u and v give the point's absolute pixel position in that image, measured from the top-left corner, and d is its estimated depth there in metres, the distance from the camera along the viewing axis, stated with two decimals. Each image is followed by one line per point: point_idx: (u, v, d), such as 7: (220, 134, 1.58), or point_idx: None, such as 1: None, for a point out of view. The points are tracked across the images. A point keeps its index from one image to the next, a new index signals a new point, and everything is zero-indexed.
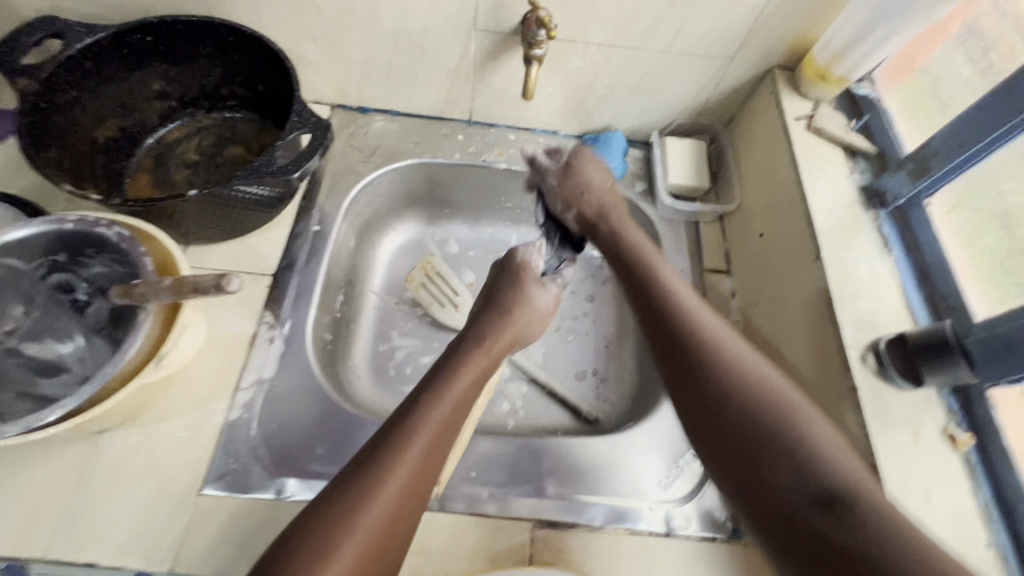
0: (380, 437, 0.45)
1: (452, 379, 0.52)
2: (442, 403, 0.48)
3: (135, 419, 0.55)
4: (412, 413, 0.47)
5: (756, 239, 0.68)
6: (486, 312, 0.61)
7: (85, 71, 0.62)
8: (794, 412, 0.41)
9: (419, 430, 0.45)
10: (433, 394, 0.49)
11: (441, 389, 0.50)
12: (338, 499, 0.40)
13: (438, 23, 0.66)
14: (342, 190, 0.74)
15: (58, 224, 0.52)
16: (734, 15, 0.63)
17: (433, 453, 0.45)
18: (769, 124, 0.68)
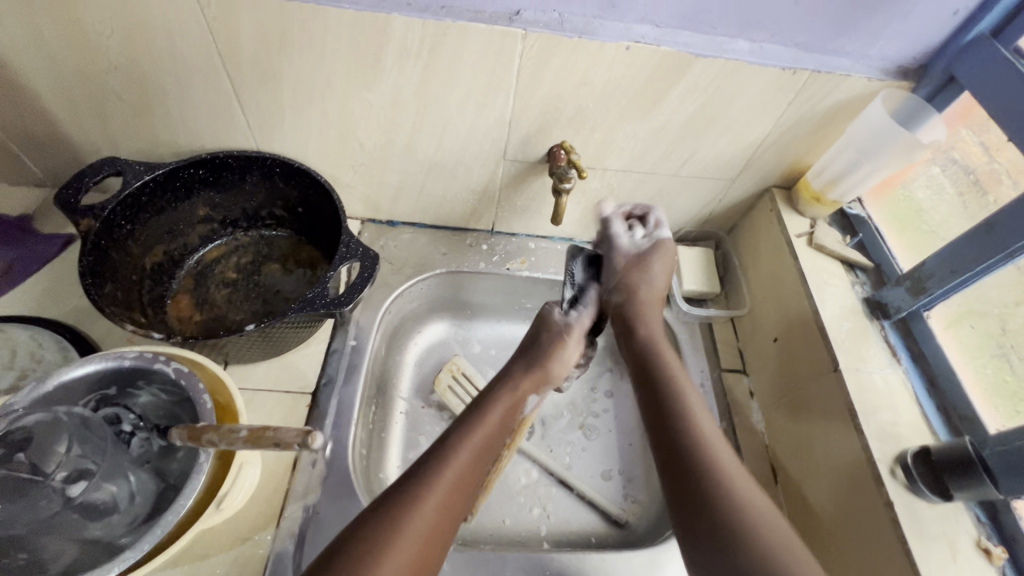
0: (403, 484, 0.51)
1: (474, 427, 0.57)
2: (460, 456, 0.54)
3: (178, 558, 0.54)
4: (432, 464, 0.52)
5: (770, 343, 0.73)
6: (505, 377, 0.66)
7: (139, 205, 0.66)
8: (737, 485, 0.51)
9: (434, 486, 0.50)
10: (453, 445, 0.54)
11: (462, 438, 0.55)
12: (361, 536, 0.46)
13: (470, 154, 0.72)
14: (375, 303, 0.77)
15: (116, 361, 0.54)
16: (737, 147, 0.70)
17: (444, 510, 0.50)
18: (773, 238, 0.75)
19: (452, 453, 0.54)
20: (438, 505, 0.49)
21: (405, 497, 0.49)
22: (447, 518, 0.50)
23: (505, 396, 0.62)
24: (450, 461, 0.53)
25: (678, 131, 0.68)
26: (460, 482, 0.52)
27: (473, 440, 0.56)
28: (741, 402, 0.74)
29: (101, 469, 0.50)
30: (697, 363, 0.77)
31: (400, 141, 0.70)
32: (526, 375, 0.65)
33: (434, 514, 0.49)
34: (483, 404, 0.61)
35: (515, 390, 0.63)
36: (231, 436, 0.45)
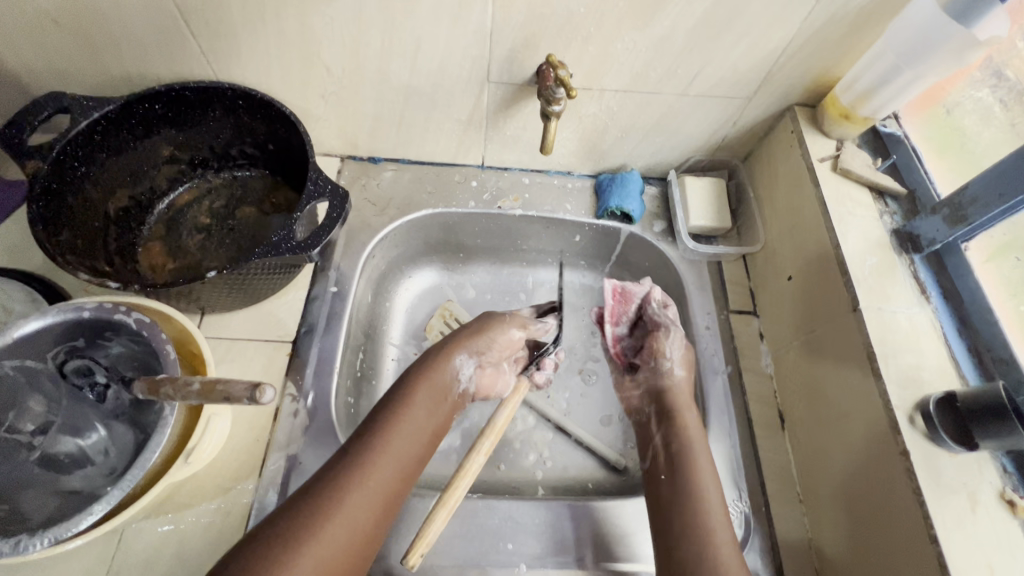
0: (334, 465, 0.48)
1: (407, 407, 0.54)
2: (392, 439, 0.51)
3: (160, 509, 0.54)
4: (366, 444, 0.50)
5: (785, 282, 0.66)
6: (429, 355, 0.61)
7: (93, 145, 0.61)
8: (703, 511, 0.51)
9: (368, 464, 0.48)
10: (385, 426, 0.52)
11: (395, 421, 0.53)
12: (296, 516, 0.44)
13: (450, 78, 0.64)
14: (357, 247, 0.73)
15: (75, 312, 0.51)
16: (755, 58, 0.61)
17: (379, 492, 0.48)
18: (793, 164, 0.67)
19: (379, 446, 0.50)
20: (359, 496, 0.47)
21: (321, 492, 0.46)
22: (373, 512, 0.47)
23: (424, 384, 0.57)
24: (371, 453, 0.49)
25: (686, 39, 0.59)
26: (387, 477, 0.49)
27: (395, 436, 0.52)
28: (750, 346, 0.69)
29: (61, 421, 0.51)
30: (703, 304, 0.71)
31: (371, 64, 0.63)
32: (445, 363, 0.60)
33: (358, 506, 0.46)
34: (397, 394, 0.56)
35: (437, 376, 0.58)
36: (186, 390, 0.43)
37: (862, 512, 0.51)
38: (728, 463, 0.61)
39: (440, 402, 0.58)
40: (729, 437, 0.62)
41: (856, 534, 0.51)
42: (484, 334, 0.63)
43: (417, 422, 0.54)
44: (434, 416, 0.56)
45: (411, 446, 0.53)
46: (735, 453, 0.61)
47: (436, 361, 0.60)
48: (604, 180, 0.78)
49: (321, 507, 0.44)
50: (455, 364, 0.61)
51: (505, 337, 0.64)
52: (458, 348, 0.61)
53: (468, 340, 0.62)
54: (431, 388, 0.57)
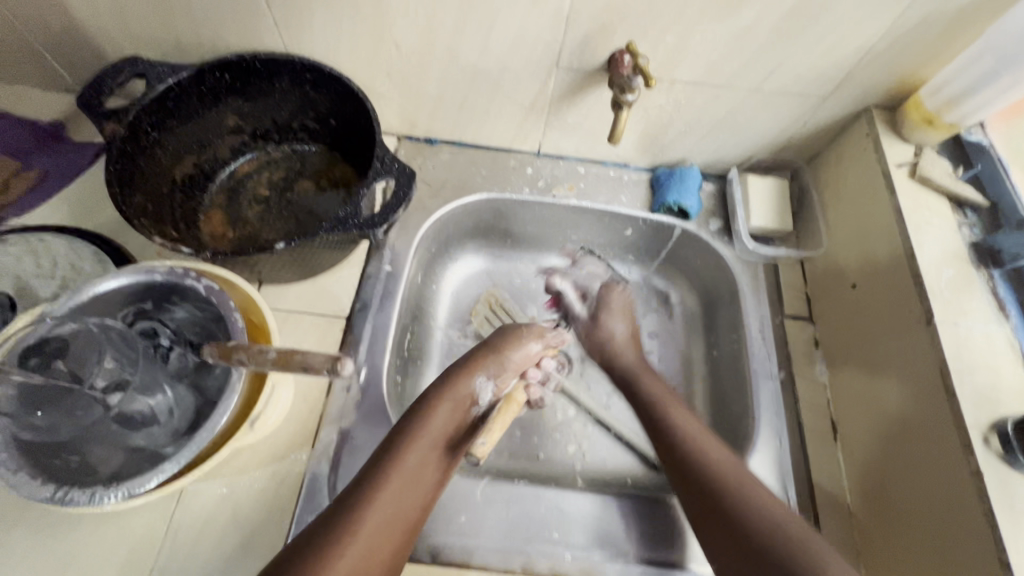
0: (349, 492, 0.47)
1: (425, 420, 0.53)
2: (409, 456, 0.50)
3: (218, 471, 0.55)
4: (380, 467, 0.49)
5: (847, 290, 0.65)
6: (444, 376, 0.59)
7: (166, 111, 0.61)
8: (738, 503, 0.49)
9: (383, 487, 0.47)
10: (401, 444, 0.51)
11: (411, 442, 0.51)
12: (312, 546, 0.42)
13: (518, 61, 0.63)
14: (412, 227, 0.73)
15: (148, 275, 0.52)
16: (838, 56, 0.59)
17: (395, 513, 0.47)
18: (866, 168, 0.65)
19: (387, 473, 0.48)
20: (372, 522, 0.45)
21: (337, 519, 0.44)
22: (389, 536, 0.45)
23: (442, 401, 0.55)
24: (381, 478, 0.48)
25: (768, 32, 0.57)
26: (398, 503, 0.47)
27: (407, 459, 0.50)
28: (805, 352, 0.67)
29: (137, 381, 0.49)
30: (758, 307, 0.70)
31: (441, 43, 0.62)
32: (458, 384, 0.58)
33: (373, 534, 0.44)
34: (416, 409, 0.54)
35: (452, 397, 0.56)
36: (261, 358, 0.44)
37: (925, 529, 0.50)
38: (780, 470, 0.60)
39: (455, 415, 0.55)
40: (781, 444, 0.61)
41: (916, 552, 0.50)
42: (502, 356, 0.62)
43: (428, 445, 0.52)
44: (452, 432, 0.54)
45: (423, 463, 0.50)
46: (786, 461, 0.60)
47: (449, 379, 0.58)
48: (661, 174, 0.77)
49: (332, 541, 0.42)
50: (473, 388, 0.59)
51: (522, 351, 0.64)
52: (472, 367, 0.60)
53: (481, 360, 0.61)
54: (448, 406, 0.55)
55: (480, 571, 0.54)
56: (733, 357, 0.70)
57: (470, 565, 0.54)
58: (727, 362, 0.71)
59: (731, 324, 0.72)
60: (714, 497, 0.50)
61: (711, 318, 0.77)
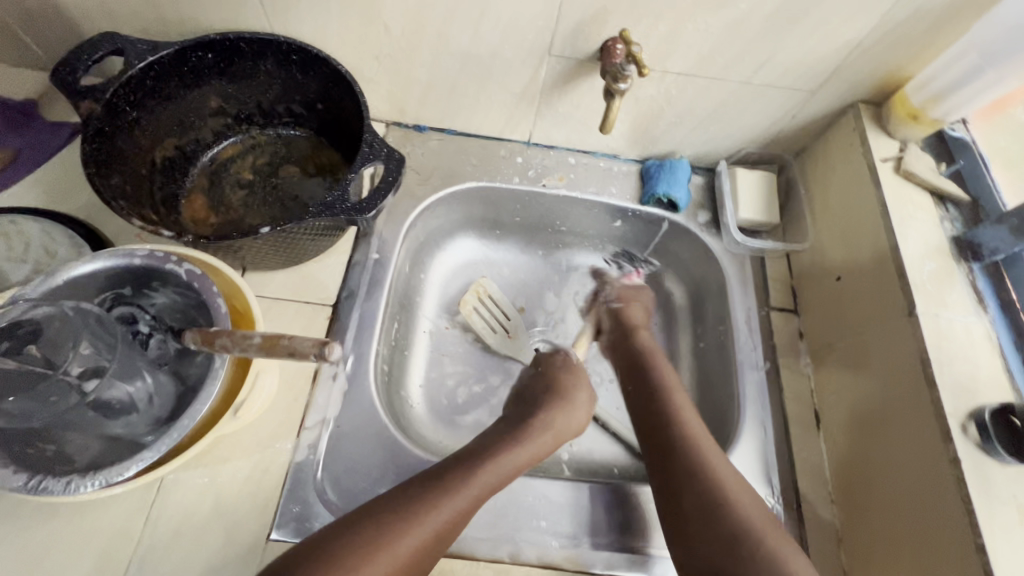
0: (422, 485, 0.49)
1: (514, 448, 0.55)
2: (484, 478, 0.51)
3: (199, 460, 0.54)
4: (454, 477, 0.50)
5: (832, 282, 0.66)
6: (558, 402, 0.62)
7: (145, 90, 0.59)
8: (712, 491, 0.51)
9: (448, 501, 0.48)
10: (480, 462, 0.52)
11: (489, 463, 0.52)
12: (367, 532, 0.44)
13: (510, 48, 0.62)
14: (400, 214, 0.72)
15: (127, 259, 0.50)
16: (827, 50, 0.59)
17: (457, 523, 0.48)
18: (852, 162, 0.66)
19: (465, 485, 0.50)
20: (433, 532, 0.46)
21: (409, 510, 0.46)
22: (441, 542, 0.47)
23: (535, 438, 0.57)
24: (455, 490, 0.49)
25: (760, 24, 0.57)
26: (460, 516, 0.48)
27: (481, 480, 0.51)
28: (789, 345, 0.68)
29: (114, 367, 0.47)
30: (745, 299, 0.71)
31: (431, 27, 0.61)
32: (534, 424, 0.59)
33: (427, 535, 0.46)
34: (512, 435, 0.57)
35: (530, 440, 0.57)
36: (245, 343, 0.43)
37: (903, 516, 0.51)
38: (764, 459, 0.60)
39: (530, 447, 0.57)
40: (765, 433, 0.62)
41: (898, 540, 0.51)
42: (574, 395, 0.63)
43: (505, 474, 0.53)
44: (525, 467, 0.55)
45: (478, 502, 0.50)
46: (770, 450, 0.61)
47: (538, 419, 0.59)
48: (651, 166, 0.77)
49: (388, 532, 0.44)
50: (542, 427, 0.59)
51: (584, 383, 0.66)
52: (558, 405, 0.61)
53: (559, 399, 0.62)
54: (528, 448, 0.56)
55: (469, 560, 0.54)
56: (720, 348, 0.71)
57: (458, 555, 0.54)
58: (713, 354, 0.72)
59: (718, 316, 0.73)
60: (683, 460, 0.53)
61: (698, 310, 0.77)
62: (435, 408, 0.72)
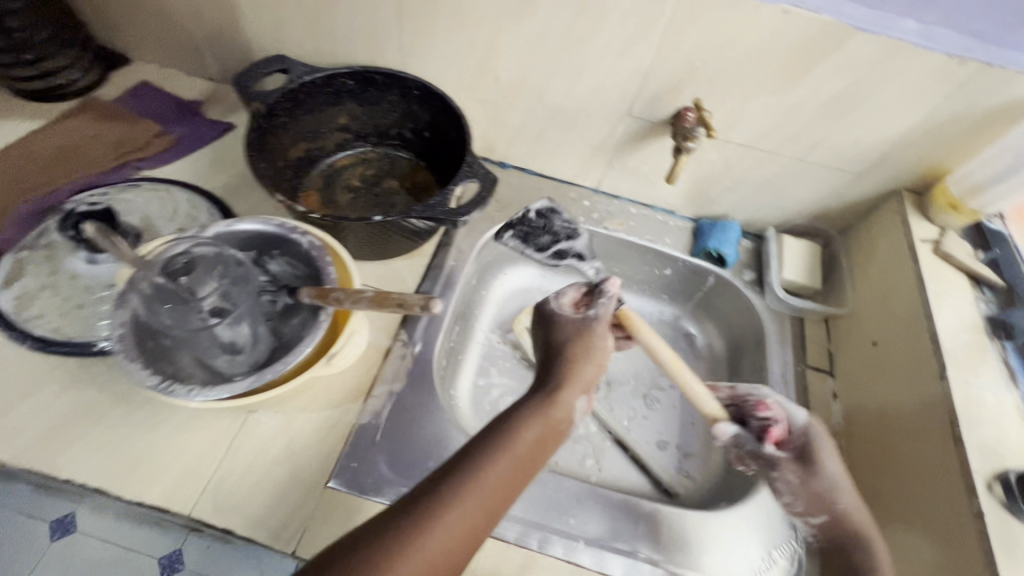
0: (427, 486, 0.41)
1: (513, 436, 0.46)
2: (488, 472, 0.43)
3: (278, 406, 0.61)
4: (457, 472, 0.42)
5: (867, 345, 0.70)
6: (541, 392, 0.52)
7: (298, 102, 0.73)
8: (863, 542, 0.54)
9: (454, 502, 0.40)
10: (480, 452, 0.44)
11: (488, 454, 0.44)
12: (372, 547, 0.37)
13: (596, 105, 0.74)
14: (477, 233, 0.82)
15: (263, 225, 0.61)
16: (874, 139, 0.68)
17: (472, 529, 0.40)
18: (893, 241, 0.72)
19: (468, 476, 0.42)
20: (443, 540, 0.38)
21: (410, 516, 0.39)
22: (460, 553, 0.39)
23: (533, 423, 0.48)
24: (460, 487, 0.41)
25: (815, 109, 0.66)
26: (474, 519, 0.40)
27: (488, 474, 0.43)
28: (822, 403, 0.72)
29: (236, 311, 0.56)
30: (782, 353, 0.75)
31: (534, 82, 0.73)
32: (550, 411, 0.50)
33: (439, 550, 0.38)
34: (505, 421, 0.48)
35: (542, 422, 0.49)
36: (358, 297, 0.52)
37: (926, 571, 0.52)
38: None
39: (552, 430, 0.49)
40: None
41: None
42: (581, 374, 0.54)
43: (512, 463, 0.44)
44: (533, 465, 0.47)
45: (511, 482, 0.44)
46: None
47: (548, 395, 0.52)
48: (704, 225, 0.85)
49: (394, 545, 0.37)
50: (566, 412, 0.52)
51: (597, 354, 0.56)
52: (570, 379, 0.53)
53: (572, 385, 0.53)
54: (538, 430, 0.48)
55: (499, 543, 0.57)
56: None
57: (490, 534, 0.58)
58: None
59: (755, 368, 0.77)
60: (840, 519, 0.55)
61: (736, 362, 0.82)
62: (478, 412, 0.77)
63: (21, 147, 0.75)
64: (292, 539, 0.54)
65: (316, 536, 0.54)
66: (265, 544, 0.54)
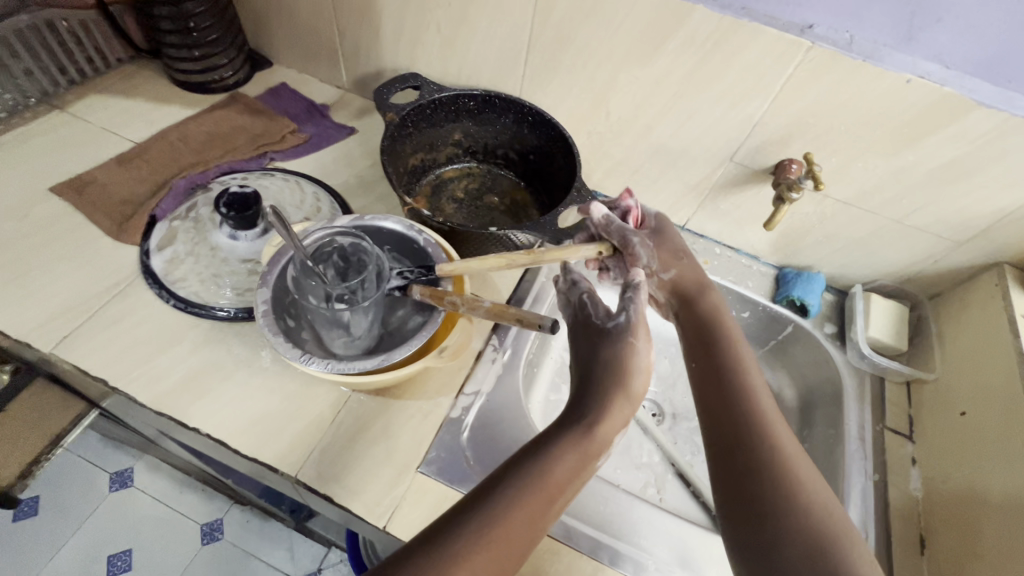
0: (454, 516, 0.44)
1: (547, 465, 0.46)
2: (519, 503, 0.44)
3: (380, 390, 0.66)
4: (484, 503, 0.44)
5: (954, 415, 0.70)
6: (574, 413, 0.51)
7: (424, 116, 0.80)
8: (788, 493, 0.46)
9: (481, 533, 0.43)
10: (512, 480, 0.46)
11: (516, 484, 0.45)
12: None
13: (700, 148, 0.78)
14: (567, 254, 0.86)
15: (385, 223, 0.68)
16: (980, 211, 0.68)
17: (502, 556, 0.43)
18: (990, 312, 0.72)
19: (495, 508, 0.44)
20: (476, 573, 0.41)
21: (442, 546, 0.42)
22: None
23: (565, 448, 0.48)
24: (484, 521, 0.43)
25: (923, 175, 0.68)
26: (505, 545, 0.43)
27: (515, 510, 0.44)
28: (901, 466, 0.71)
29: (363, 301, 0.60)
30: (860, 412, 0.75)
31: (644, 120, 0.78)
32: (587, 432, 0.49)
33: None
34: (534, 447, 0.48)
35: (576, 450, 0.48)
36: (475, 305, 0.59)
37: None
38: None
39: (586, 461, 0.48)
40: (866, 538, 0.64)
41: None
42: (622, 386, 0.51)
43: (546, 496, 0.45)
44: (567, 490, 0.46)
45: (539, 513, 0.45)
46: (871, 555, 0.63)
47: (585, 428, 0.49)
48: (788, 273, 0.86)
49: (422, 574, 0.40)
50: (608, 432, 0.50)
51: (633, 356, 0.53)
52: (608, 412, 0.50)
53: (611, 398, 0.51)
54: (572, 459, 0.47)
55: (573, 551, 0.59)
56: (828, 449, 0.75)
57: (563, 541, 0.60)
58: (821, 453, 0.75)
59: (830, 422, 0.77)
60: (762, 456, 0.48)
61: (808, 413, 0.82)
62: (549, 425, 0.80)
63: (178, 131, 0.85)
64: (384, 515, 0.58)
65: (406, 515, 0.58)
66: (360, 515, 0.58)
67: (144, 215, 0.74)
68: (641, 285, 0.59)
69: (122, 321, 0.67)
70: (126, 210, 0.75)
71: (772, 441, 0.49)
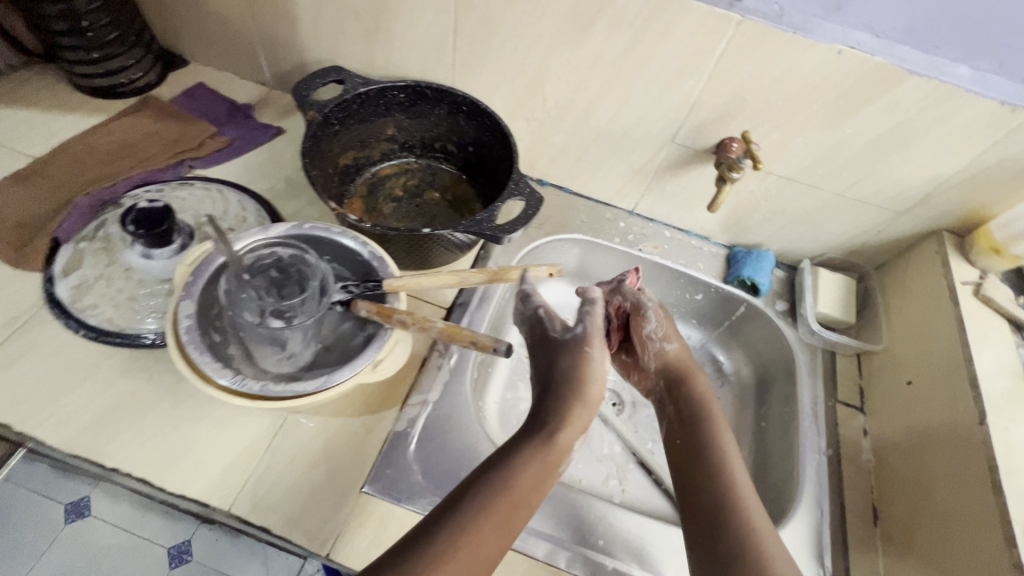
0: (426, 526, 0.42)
1: (513, 470, 0.46)
2: (489, 507, 0.43)
3: (318, 409, 0.62)
4: (455, 510, 0.43)
5: (901, 384, 0.70)
6: (538, 422, 0.51)
7: (350, 112, 0.75)
8: (730, 507, 0.49)
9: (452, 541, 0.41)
10: (482, 485, 0.45)
11: (487, 488, 0.44)
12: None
13: (640, 131, 0.75)
14: (514, 248, 0.83)
15: (325, 232, 0.65)
16: (917, 180, 0.68)
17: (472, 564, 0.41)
18: (932, 280, 0.72)
19: (467, 514, 0.43)
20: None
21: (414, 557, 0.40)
22: None
23: (530, 455, 0.47)
24: (454, 527, 0.42)
25: (861, 147, 0.67)
26: (474, 555, 0.41)
27: (484, 520, 0.43)
28: (853, 439, 0.71)
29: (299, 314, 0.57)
30: (814, 388, 0.75)
31: (581, 104, 0.75)
32: (550, 440, 0.49)
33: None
34: (501, 453, 0.48)
35: (543, 455, 0.47)
36: (427, 325, 0.58)
37: None
38: (818, 537, 0.63)
39: (549, 469, 0.47)
40: (821, 514, 0.64)
41: None
42: (582, 395, 0.53)
43: (510, 503, 0.44)
44: (535, 496, 0.46)
45: (506, 523, 0.43)
46: (826, 531, 0.63)
47: (547, 436, 0.49)
48: (738, 253, 0.86)
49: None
50: (569, 441, 0.50)
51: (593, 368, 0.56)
52: (569, 420, 0.51)
53: (571, 406, 0.51)
54: (537, 468, 0.47)
55: (528, 559, 0.58)
56: (783, 427, 0.75)
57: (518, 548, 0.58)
58: (777, 432, 0.75)
59: (784, 399, 0.77)
60: (706, 474, 0.52)
61: (764, 391, 0.82)
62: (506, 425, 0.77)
63: (82, 142, 0.77)
64: (327, 542, 0.55)
65: (351, 539, 0.55)
66: (301, 544, 0.55)
67: (45, 238, 0.67)
68: (596, 300, 0.62)
69: (26, 357, 0.61)
70: (25, 233, 0.68)
71: (722, 463, 0.53)
